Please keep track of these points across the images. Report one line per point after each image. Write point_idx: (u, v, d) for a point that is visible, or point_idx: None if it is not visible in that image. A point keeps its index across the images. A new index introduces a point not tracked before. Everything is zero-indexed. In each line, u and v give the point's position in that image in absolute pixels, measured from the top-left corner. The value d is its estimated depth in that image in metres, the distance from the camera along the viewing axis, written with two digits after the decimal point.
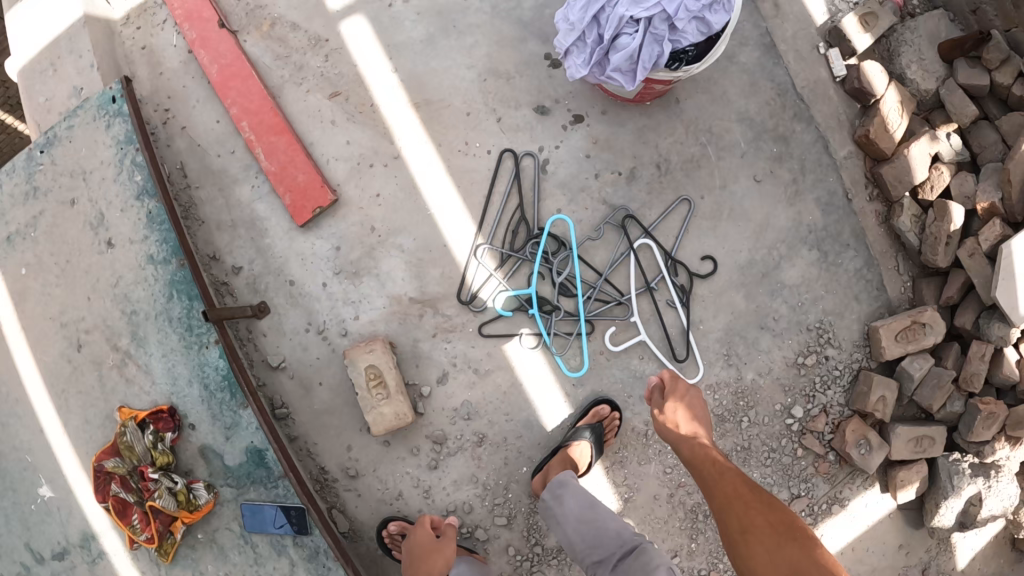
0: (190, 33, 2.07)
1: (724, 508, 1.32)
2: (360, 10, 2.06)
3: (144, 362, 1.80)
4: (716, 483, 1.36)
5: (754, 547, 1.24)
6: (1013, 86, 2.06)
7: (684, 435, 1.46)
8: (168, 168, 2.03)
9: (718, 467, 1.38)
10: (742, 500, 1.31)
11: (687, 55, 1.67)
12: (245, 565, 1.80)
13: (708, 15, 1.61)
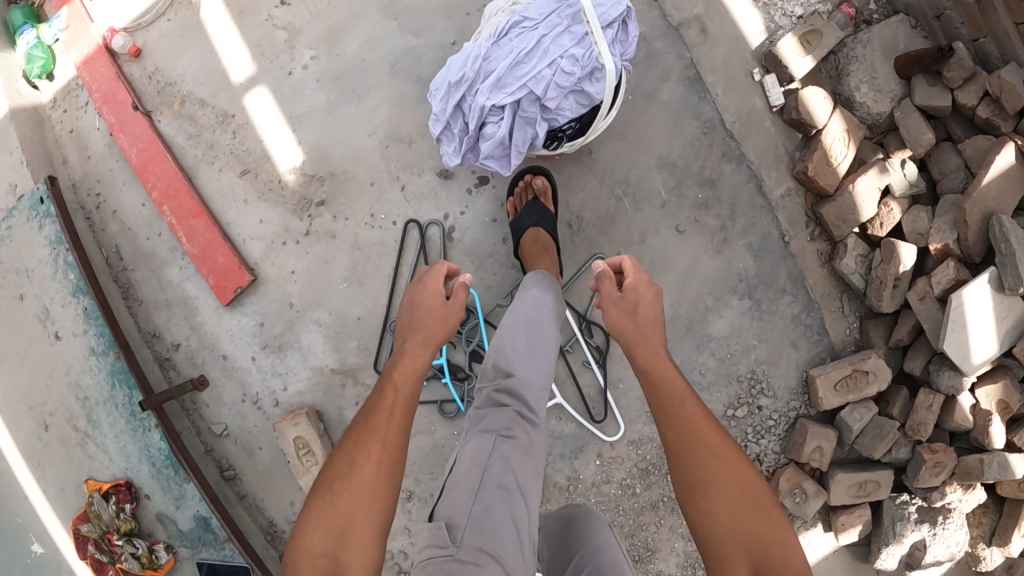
0: (109, 117, 2.14)
1: (685, 447, 1.04)
2: (263, 81, 2.05)
3: (100, 441, 2.01)
4: (678, 414, 1.08)
5: (714, 503, 0.99)
6: (977, 107, 1.97)
7: (647, 349, 1.17)
8: (106, 253, 2.16)
9: (684, 396, 1.10)
10: (707, 442, 1.03)
11: (567, 130, 1.63)
12: None
13: (584, 89, 1.54)
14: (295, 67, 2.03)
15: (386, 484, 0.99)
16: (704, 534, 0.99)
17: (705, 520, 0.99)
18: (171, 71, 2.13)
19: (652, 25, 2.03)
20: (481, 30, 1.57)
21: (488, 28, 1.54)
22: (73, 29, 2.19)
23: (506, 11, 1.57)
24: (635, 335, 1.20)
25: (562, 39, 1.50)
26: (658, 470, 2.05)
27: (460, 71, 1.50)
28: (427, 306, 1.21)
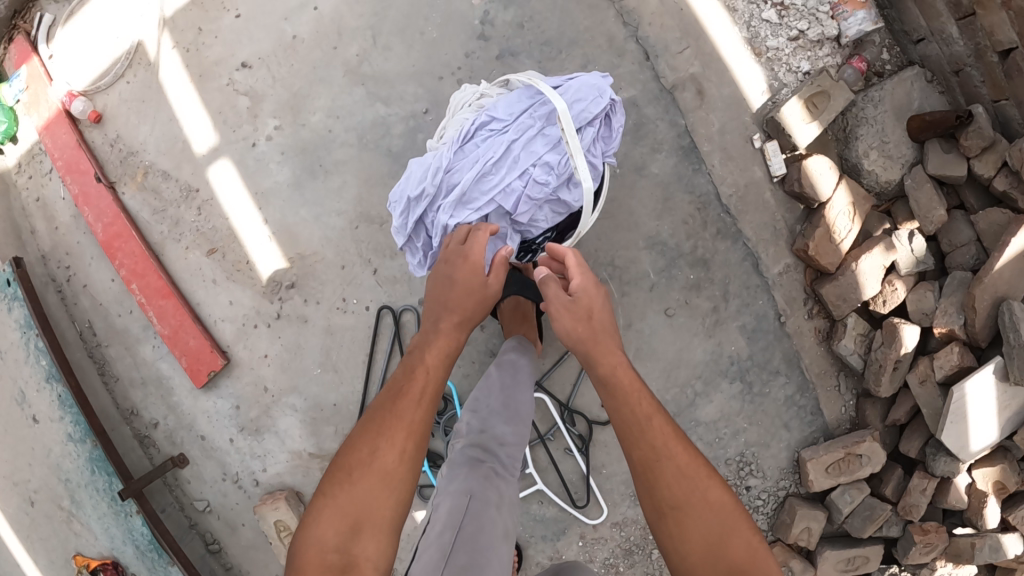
0: (72, 188, 2.05)
1: (652, 471, 0.93)
2: (225, 152, 1.93)
3: (85, 521, 2.02)
4: (643, 431, 0.95)
5: (688, 528, 0.90)
6: (994, 179, 1.87)
7: (605, 355, 1.03)
8: (80, 327, 2.11)
9: (648, 408, 0.97)
10: (675, 462, 0.92)
11: (543, 237, 1.50)
12: None
13: (559, 199, 1.40)
14: (258, 138, 1.91)
15: (407, 467, 0.92)
16: (677, 557, 0.91)
17: (678, 544, 0.90)
18: (133, 139, 2.01)
19: (643, 88, 1.86)
20: (444, 130, 1.43)
21: (452, 131, 1.40)
22: (33, 89, 2.08)
23: (472, 108, 1.42)
24: (591, 345, 1.05)
25: (533, 145, 1.36)
26: (641, 552, 2.00)
27: (420, 184, 1.37)
28: (463, 277, 1.13)
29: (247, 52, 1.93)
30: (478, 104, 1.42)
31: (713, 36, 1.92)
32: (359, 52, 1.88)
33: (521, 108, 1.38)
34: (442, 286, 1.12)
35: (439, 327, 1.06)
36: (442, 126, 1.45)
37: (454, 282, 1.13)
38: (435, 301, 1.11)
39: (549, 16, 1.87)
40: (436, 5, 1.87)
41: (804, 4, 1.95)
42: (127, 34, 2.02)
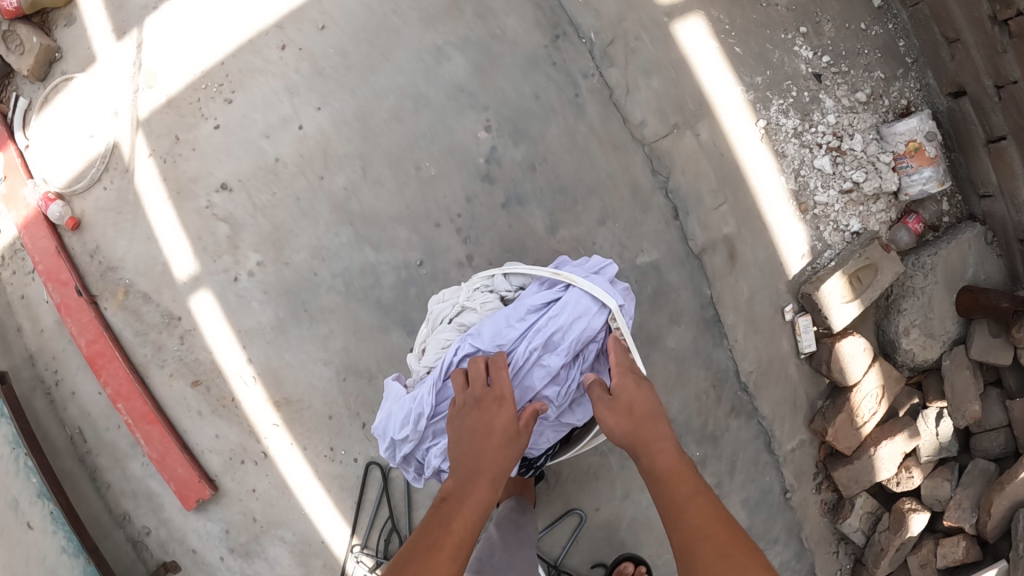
0: (54, 297, 1.86)
1: (692, 551, 0.90)
2: (207, 283, 1.72)
3: None
4: (680, 512, 0.96)
5: None
6: None
7: (647, 443, 1.07)
8: (69, 432, 1.97)
9: (685, 489, 0.99)
10: (714, 540, 0.90)
11: (544, 454, 1.39)
12: None
13: (563, 421, 1.31)
14: (240, 272, 1.70)
15: None
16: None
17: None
18: (112, 252, 1.80)
19: (668, 250, 1.68)
20: (426, 349, 1.33)
21: (432, 359, 1.29)
22: (8, 180, 1.92)
23: (454, 328, 1.31)
24: (635, 434, 1.08)
25: (529, 375, 1.23)
26: None
27: (404, 426, 1.26)
28: (498, 425, 1.09)
29: (227, 170, 1.69)
30: (460, 322, 1.32)
31: (755, 186, 1.68)
32: (346, 185, 1.65)
33: (512, 334, 1.23)
34: (474, 444, 1.08)
35: (473, 478, 1.05)
36: (423, 334, 1.37)
37: (492, 430, 1.09)
38: (474, 453, 1.07)
39: (567, 159, 1.65)
40: (437, 137, 1.64)
41: (863, 150, 1.70)
42: (102, 134, 1.81)
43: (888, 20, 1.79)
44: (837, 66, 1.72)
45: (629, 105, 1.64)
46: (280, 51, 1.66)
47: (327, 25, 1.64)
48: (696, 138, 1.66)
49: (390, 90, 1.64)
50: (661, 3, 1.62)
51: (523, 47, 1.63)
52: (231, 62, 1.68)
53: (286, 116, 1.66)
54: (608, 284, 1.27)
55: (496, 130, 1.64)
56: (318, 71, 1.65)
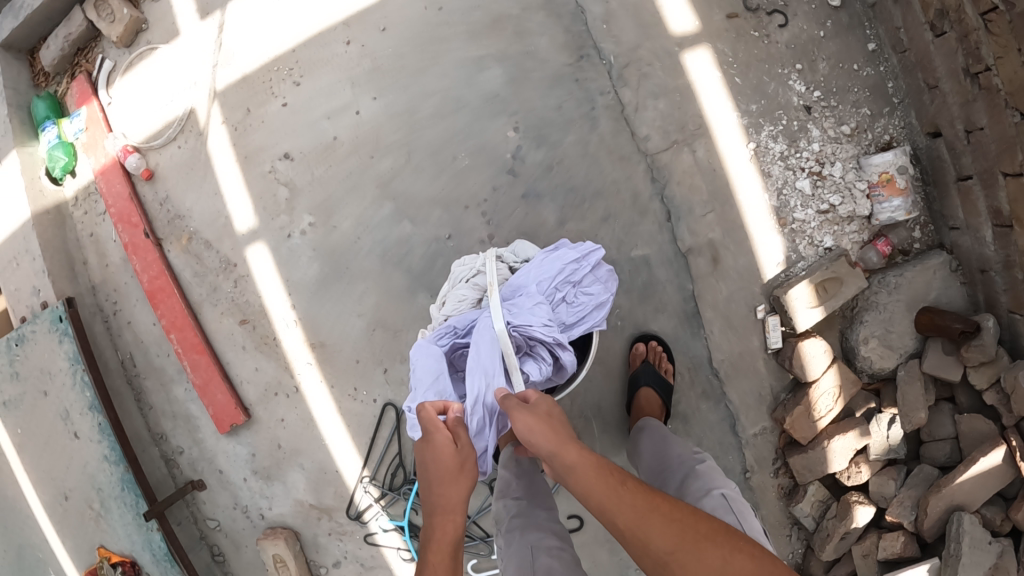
0: (123, 236, 2.13)
1: (644, 528, 1.03)
2: (263, 237, 1.99)
3: (110, 524, 2.35)
4: (621, 500, 1.06)
5: (696, 563, 1.00)
6: (986, 391, 1.94)
7: (570, 450, 1.12)
8: (122, 356, 2.25)
9: (618, 478, 1.09)
10: (658, 512, 1.04)
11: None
12: None
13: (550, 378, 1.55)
14: (294, 230, 1.97)
15: None
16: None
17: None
18: (180, 203, 2.08)
19: (659, 248, 1.93)
20: (446, 300, 1.60)
21: (452, 308, 1.56)
22: (90, 131, 2.20)
23: (470, 287, 1.57)
24: (556, 440, 1.13)
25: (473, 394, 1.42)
26: None
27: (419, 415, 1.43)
28: (441, 459, 1.13)
29: (291, 142, 1.95)
30: (475, 282, 1.57)
31: (742, 200, 1.92)
32: (392, 166, 1.92)
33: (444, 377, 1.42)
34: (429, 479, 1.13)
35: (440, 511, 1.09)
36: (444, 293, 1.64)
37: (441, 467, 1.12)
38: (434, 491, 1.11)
39: (580, 162, 1.90)
40: (471, 133, 1.90)
41: (841, 176, 1.93)
42: (180, 100, 2.07)
43: (880, 63, 1.97)
44: (827, 101, 1.95)
45: (639, 121, 1.90)
46: (344, 46, 1.92)
47: (388, 28, 1.90)
48: (694, 154, 1.91)
49: (433, 89, 1.89)
50: (674, 35, 1.88)
51: (552, 63, 1.88)
52: (301, 51, 1.95)
53: (345, 103, 1.92)
54: (533, 304, 1.46)
55: (523, 131, 1.89)
56: (376, 67, 1.91)
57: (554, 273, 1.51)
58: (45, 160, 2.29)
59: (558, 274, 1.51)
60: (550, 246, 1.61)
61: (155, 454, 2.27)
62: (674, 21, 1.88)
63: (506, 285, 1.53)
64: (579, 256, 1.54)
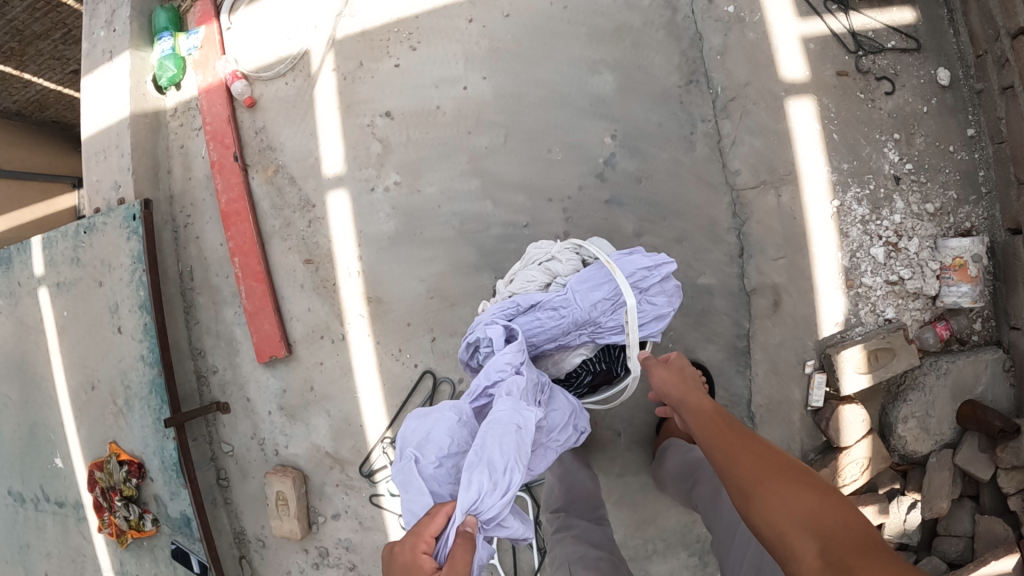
0: (212, 154, 2.22)
1: (731, 460, 1.07)
2: (346, 185, 2.05)
3: (128, 422, 2.43)
4: (718, 435, 1.13)
5: (776, 496, 0.99)
6: (1011, 496, 1.88)
7: (692, 394, 1.25)
8: (182, 267, 2.36)
9: (725, 420, 1.15)
10: (749, 449, 1.08)
11: (573, 390, 1.69)
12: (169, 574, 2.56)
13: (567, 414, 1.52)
14: (378, 184, 2.03)
15: None
16: (771, 534, 0.97)
17: (765, 522, 0.98)
18: (275, 135, 2.16)
19: (724, 281, 1.96)
20: (515, 278, 1.64)
21: (518, 287, 1.61)
22: (205, 50, 2.29)
23: (541, 270, 1.61)
24: (680, 388, 1.27)
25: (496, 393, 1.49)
26: None
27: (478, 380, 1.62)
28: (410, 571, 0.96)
29: (394, 102, 2.02)
30: (547, 266, 1.61)
31: (814, 253, 1.89)
32: (487, 145, 1.97)
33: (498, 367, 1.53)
34: None
35: None
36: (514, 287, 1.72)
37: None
38: None
39: (666, 181, 1.94)
40: (569, 131, 1.95)
41: (915, 253, 1.85)
42: (298, 39, 2.16)
43: (975, 149, 1.85)
44: (918, 176, 1.84)
45: (733, 155, 1.91)
46: (466, 23, 1.98)
47: (511, 14, 1.96)
48: (778, 199, 1.89)
49: (542, 81, 1.95)
50: (784, 80, 1.85)
51: (661, 82, 1.92)
52: (423, 18, 2.01)
53: (455, 76, 1.99)
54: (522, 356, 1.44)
55: (620, 140, 1.94)
56: (494, 49, 1.97)
57: (608, 293, 1.51)
58: (154, 68, 2.39)
59: (628, 278, 1.53)
60: (623, 249, 1.64)
61: (189, 367, 2.37)
62: (786, 66, 1.84)
63: (575, 275, 1.55)
64: (650, 266, 1.54)
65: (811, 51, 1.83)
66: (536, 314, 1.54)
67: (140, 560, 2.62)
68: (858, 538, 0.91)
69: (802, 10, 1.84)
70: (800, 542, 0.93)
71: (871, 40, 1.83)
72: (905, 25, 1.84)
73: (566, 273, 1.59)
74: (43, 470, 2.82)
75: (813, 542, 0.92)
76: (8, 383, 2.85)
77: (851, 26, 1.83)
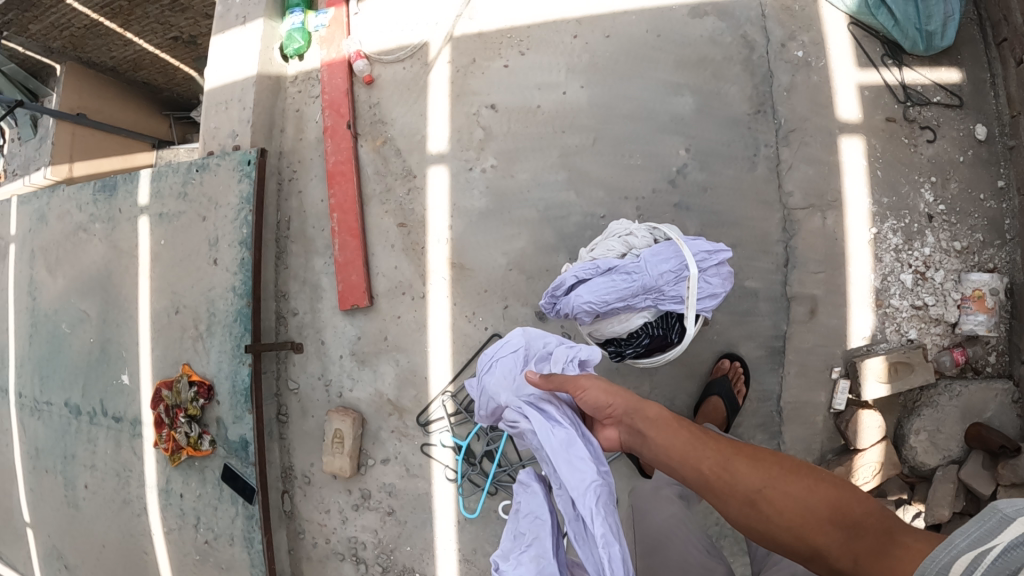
0: (326, 120, 2.53)
1: (726, 474, 1.18)
2: (447, 162, 2.39)
3: (207, 346, 2.69)
4: (698, 451, 1.23)
5: (781, 494, 1.12)
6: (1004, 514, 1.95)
7: (649, 408, 1.36)
8: (282, 216, 2.68)
9: (696, 432, 1.28)
10: (739, 456, 1.21)
11: (633, 349, 1.90)
12: (214, 496, 2.76)
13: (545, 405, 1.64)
14: (476, 165, 2.36)
15: None
16: (792, 534, 1.09)
17: (785, 524, 1.10)
18: (387, 111, 2.50)
19: (768, 285, 2.20)
20: (596, 247, 1.93)
21: (599, 254, 1.89)
22: (331, 29, 2.60)
23: (620, 242, 1.88)
24: (636, 406, 1.38)
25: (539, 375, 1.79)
26: None
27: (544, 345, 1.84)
28: None
29: (499, 97, 2.35)
30: (626, 239, 1.88)
31: (850, 273, 2.14)
32: (577, 143, 2.28)
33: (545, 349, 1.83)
34: None
35: None
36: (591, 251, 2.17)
37: None
38: None
39: (728, 194, 2.21)
40: (649, 141, 2.24)
41: (941, 283, 2.09)
42: (418, 32, 2.48)
43: (1004, 199, 2.06)
44: (949, 216, 2.08)
45: (788, 178, 2.17)
46: (571, 38, 2.30)
47: (611, 36, 2.27)
48: (823, 221, 2.15)
49: (632, 96, 2.26)
50: (839, 119, 2.12)
51: (732, 108, 2.20)
52: (533, 29, 2.34)
53: (556, 82, 2.31)
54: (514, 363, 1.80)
55: (692, 154, 2.22)
56: (592, 62, 2.29)
57: (674, 266, 1.77)
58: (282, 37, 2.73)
59: (693, 255, 1.79)
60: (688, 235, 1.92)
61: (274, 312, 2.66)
62: (843, 106, 2.12)
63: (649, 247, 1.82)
64: (708, 251, 1.82)
65: (864, 97, 2.11)
66: (612, 276, 1.80)
67: (187, 479, 2.83)
68: (860, 509, 1.08)
69: (861, 62, 2.11)
70: (824, 535, 1.06)
71: (919, 93, 2.09)
72: (951, 83, 2.09)
73: (641, 246, 1.86)
74: (106, 385, 3.05)
75: (834, 530, 1.06)
76: (88, 299, 3.11)
77: (903, 79, 2.09)
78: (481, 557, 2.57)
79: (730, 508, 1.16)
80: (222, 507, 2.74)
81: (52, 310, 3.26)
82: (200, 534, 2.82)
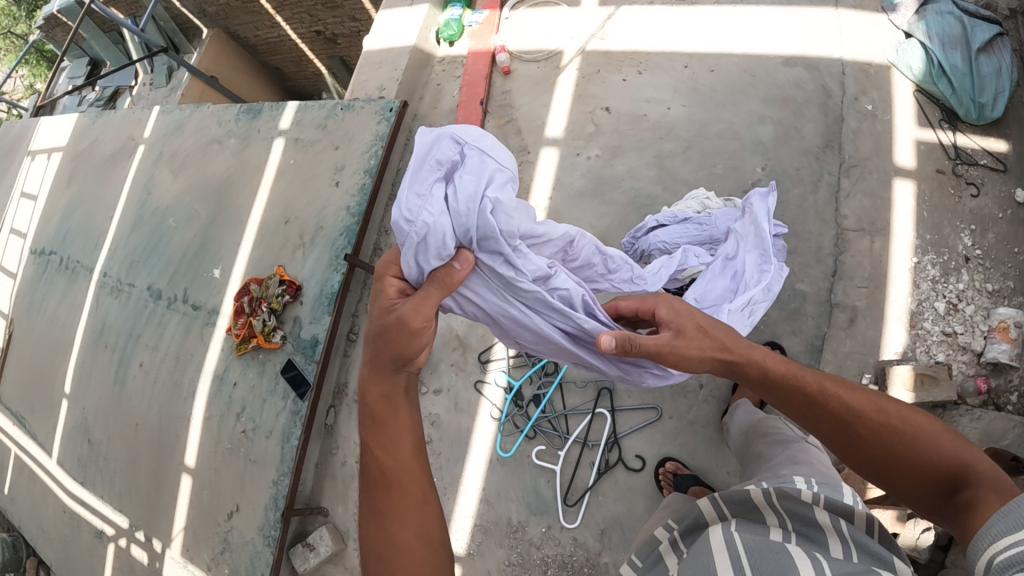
0: (464, 96, 3.07)
1: (851, 439, 1.22)
2: (559, 146, 2.89)
3: (305, 254, 3.03)
4: (824, 405, 1.23)
5: (902, 454, 1.19)
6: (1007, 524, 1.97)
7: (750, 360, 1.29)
8: (403, 166, 3.17)
9: (814, 391, 1.24)
10: (860, 420, 1.21)
11: None
12: (266, 390, 2.95)
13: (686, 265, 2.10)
14: (582, 151, 2.85)
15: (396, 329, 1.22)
16: (911, 489, 1.21)
17: (905, 482, 1.21)
18: (516, 99, 3.05)
19: (817, 290, 2.50)
20: (676, 206, 2.38)
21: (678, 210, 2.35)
22: (483, 27, 3.19)
23: (695, 206, 2.34)
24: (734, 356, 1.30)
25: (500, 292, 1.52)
26: (579, 559, 2.51)
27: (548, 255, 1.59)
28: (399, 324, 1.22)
29: (613, 102, 2.87)
30: (702, 204, 2.34)
31: (891, 292, 2.42)
32: (672, 148, 2.74)
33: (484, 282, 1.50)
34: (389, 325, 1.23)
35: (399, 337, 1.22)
36: None
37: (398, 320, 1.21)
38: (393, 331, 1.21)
39: (793, 210, 2.58)
40: (733, 157, 2.67)
41: (971, 314, 2.35)
42: (556, 42, 3.06)
43: None
44: (983, 261, 2.40)
45: (846, 204, 2.53)
46: (683, 67, 2.83)
47: (716, 71, 2.79)
48: (871, 244, 2.47)
49: (724, 119, 2.72)
50: (896, 163, 2.52)
51: (806, 141, 2.63)
52: (652, 56, 2.89)
53: (663, 99, 2.81)
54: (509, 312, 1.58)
55: (767, 172, 2.63)
56: (695, 87, 2.79)
57: None
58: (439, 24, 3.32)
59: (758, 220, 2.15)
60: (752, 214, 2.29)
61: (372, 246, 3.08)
62: (900, 154, 2.53)
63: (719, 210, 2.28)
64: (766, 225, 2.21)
65: (920, 149, 2.52)
66: (686, 225, 2.25)
67: (245, 371, 3.03)
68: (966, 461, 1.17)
69: (920, 121, 2.55)
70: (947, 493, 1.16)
71: (968, 154, 2.49)
72: (998, 152, 2.48)
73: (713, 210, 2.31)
74: (194, 276, 3.36)
75: (949, 484, 1.16)
76: (202, 201, 3.51)
77: (955, 141, 2.50)
78: (502, 501, 2.66)
79: (835, 454, 1.28)
80: (271, 402, 2.92)
81: (164, 207, 3.67)
82: (240, 424, 2.97)
